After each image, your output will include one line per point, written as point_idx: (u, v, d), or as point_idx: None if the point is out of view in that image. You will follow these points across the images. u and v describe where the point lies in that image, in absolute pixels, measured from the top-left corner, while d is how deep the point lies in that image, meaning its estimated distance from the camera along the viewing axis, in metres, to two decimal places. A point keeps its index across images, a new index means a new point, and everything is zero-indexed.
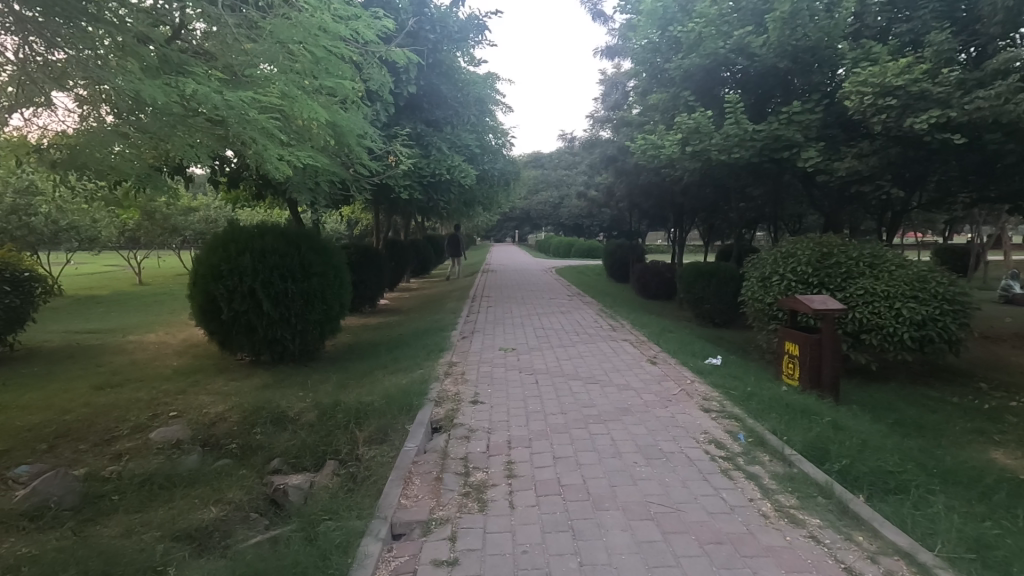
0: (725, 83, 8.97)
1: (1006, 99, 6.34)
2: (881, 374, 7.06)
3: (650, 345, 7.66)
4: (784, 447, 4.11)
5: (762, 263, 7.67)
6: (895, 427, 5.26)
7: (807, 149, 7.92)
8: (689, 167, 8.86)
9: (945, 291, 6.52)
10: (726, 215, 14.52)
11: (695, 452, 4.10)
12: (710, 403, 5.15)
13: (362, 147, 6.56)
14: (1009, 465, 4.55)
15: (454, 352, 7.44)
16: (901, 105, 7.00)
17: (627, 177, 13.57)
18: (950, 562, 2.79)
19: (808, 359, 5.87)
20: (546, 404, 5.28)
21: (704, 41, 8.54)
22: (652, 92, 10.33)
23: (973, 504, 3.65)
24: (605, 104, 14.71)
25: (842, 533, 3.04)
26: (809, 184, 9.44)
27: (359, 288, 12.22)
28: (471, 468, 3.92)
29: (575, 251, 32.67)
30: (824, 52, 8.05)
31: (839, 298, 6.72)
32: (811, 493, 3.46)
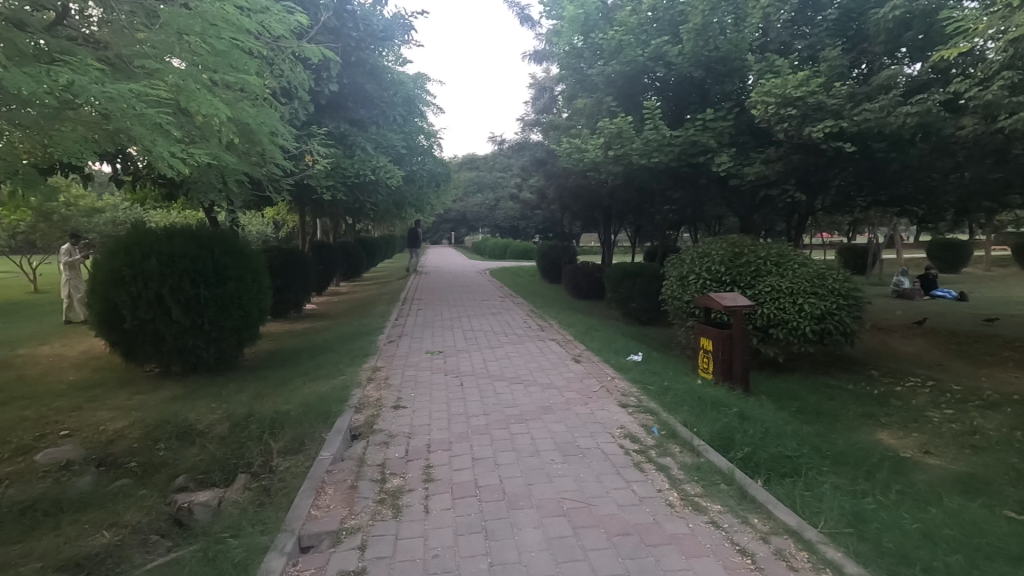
0: (646, 90, 9.29)
1: (887, 111, 6.99)
2: (788, 365, 7.57)
3: (576, 344, 7.83)
4: (693, 438, 4.32)
5: (680, 263, 8.02)
6: (797, 414, 5.65)
7: (719, 155, 8.35)
8: (613, 171, 9.13)
9: (841, 288, 7.07)
10: (651, 217, 15.06)
11: (610, 447, 4.23)
12: (628, 398, 5.33)
13: (276, 145, 6.30)
14: (891, 444, 5.00)
15: (379, 357, 7.27)
16: (800, 115, 7.47)
17: (557, 179, 13.79)
18: (831, 536, 3.02)
19: (720, 354, 6.18)
20: (470, 406, 5.27)
21: (624, 48, 8.81)
22: (577, 97, 10.57)
23: (858, 483, 3.97)
24: (535, 107, 14.89)
25: (740, 517, 3.22)
26: (723, 187, 9.97)
27: (283, 292, 11.74)
28: (388, 474, 3.85)
29: (510, 252, 32.96)
30: (734, 63, 8.51)
31: (749, 295, 7.13)
32: (715, 481, 3.65)
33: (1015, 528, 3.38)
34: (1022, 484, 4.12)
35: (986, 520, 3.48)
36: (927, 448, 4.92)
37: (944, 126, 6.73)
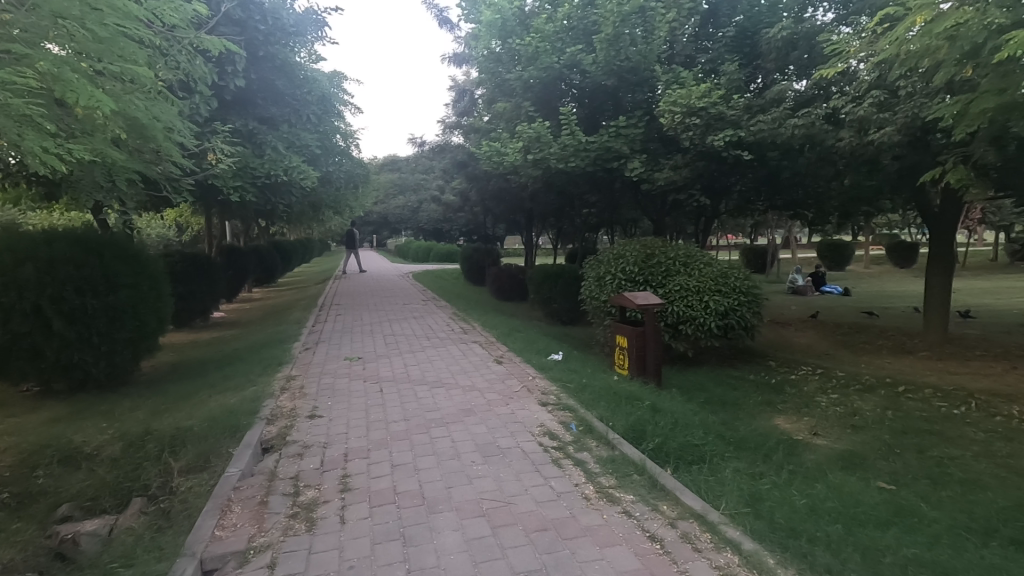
0: (563, 96, 9.55)
1: (778, 123, 7.63)
2: (697, 359, 8.04)
3: (498, 345, 7.90)
4: (608, 432, 4.48)
5: (598, 264, 8.31)
6: (704, 405, 6.02)
7: (632, 160, 8.71)
8: (532, 174, 9.31)
9: (742, 285, 7.61)
10: (571, 219, 15.42)
11: (529, 445, 4.31)
12: (548, 397, 5.44)
13: (172, 141, 5.86)
14: (786, 428, 5.44)
15: (294, 365, 6.97)
16: (703, 124, 7.97)
17: (478, 182, 13.84)
18: (731, 517, 3.25)
19: (635, 350, 6.46)
20: (389, 412, 5.16)
21: (541, 55, 9.03)
22: (497, 101, 10.65)
23: (756, 466, 4.29)
24: (455, 110, 14.85)
25: (650, 505, 3.38)
26: (636, 192, 10.44)
27: (187, 300, 10.94)
28: (302, 487, 3.70)
29: (433, 255, 32.67)
30: (644, 73, 8.88)
31: (660, 294, 7.50)
32: (628, 472, 3.81)
33: (886, 497, 3.79)
34: (892, 457, 4.63)
35: (862, 492, 3.87)
36: (815, 430, 5.40)
37: (826, 138, 7.42)
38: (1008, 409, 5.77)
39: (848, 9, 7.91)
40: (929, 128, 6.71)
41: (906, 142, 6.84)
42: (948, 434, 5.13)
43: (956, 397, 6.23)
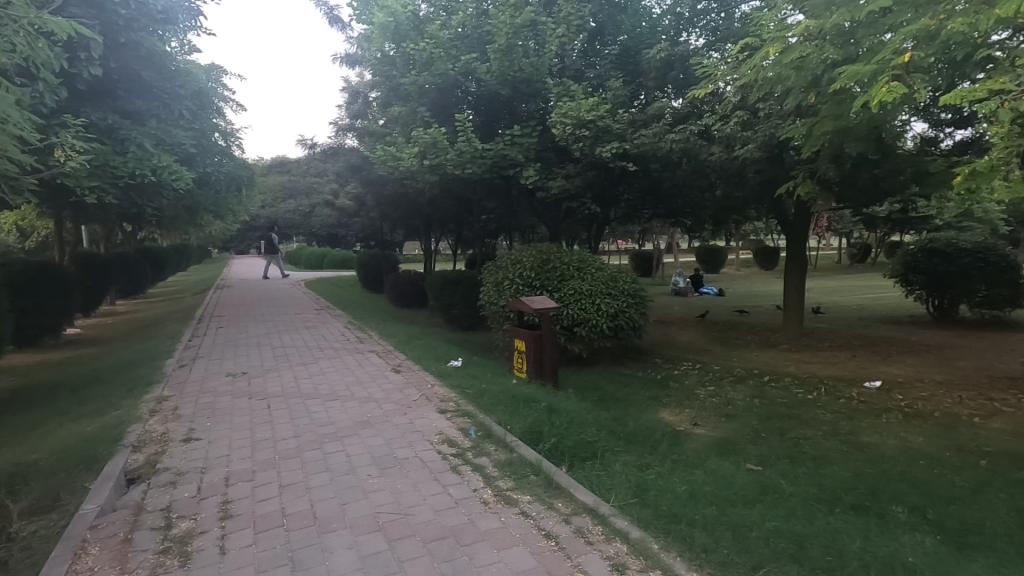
0: (459, 103, 9.61)
1: (658, 137, 8.22)
2: (591, 359, 8.41)
3: (396, 354, 7.74)
4: (506, 436, 4.56)
5: (496, 270, 8.46)
6: (598, 402, 6.31)
7: (527, 169, 8.95)
8: (429, 180, 9.24)
9: (630, 288, 8.06)
10: (471, 226, 15.45)
11: (428, 454, 4.27)
12: (447, 405, 5.42)
13: (7, 134, 5.09)
14: (670, 420, 5.86)
15: (166, 384, 6.31)
16: (591, 136, 8.39)
17: (374, 187, 13.46)
18: (621, 508, 3.44)
19: (532, 353, 6.61)
20: (277, 429, 4.85)
21: (435, 61, 9.00)
22: (392, 105, 10.45)
23: (643, 457, 4.56)
24: (348, 112, 14.36)
25: (546, 503, 3.49)
26: (532, 200, 10.73)
27: (31, 315, 9.53)
28: (175, 518, 3.36)
29: (328, 262, 31.20)
30: (536, 85, 9.14)
31: (556, 298, 7.75)
32: (525, 473, 3.90)
33: (754, 477, 4.21)
34: (759, 441, 5.15)
35: (734, 474, 4.27)
36: (695, 420, 5.87)
37: (700, 152, 8.09)
38: (849, 392, 6.64)
39: (717, 36, 8.68)
40: (783, 147, 7.58)
41: (765, 158, 7.68)
42: (803, 417, 5.81)
43: (810, 383, 7.08)
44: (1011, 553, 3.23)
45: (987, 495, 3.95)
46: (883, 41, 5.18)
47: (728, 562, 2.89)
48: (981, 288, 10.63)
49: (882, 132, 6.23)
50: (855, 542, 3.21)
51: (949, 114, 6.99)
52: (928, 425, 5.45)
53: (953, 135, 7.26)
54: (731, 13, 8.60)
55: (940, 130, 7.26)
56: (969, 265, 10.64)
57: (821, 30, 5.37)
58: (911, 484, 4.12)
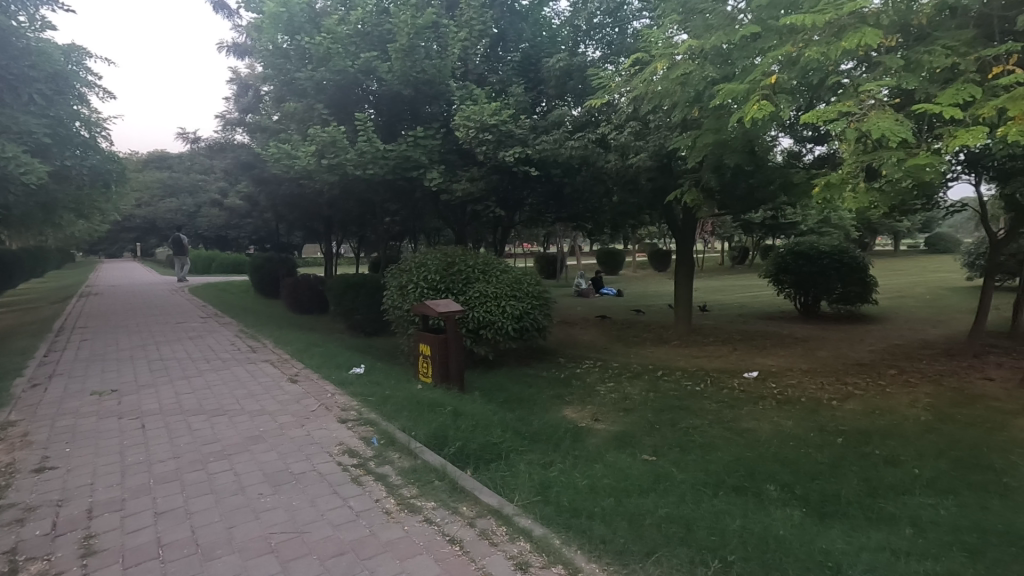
0: (359, 102, 9.32)
1: (559, 144, 8.47)
2: (497, 361, 8.48)
3: (292, 363, 7.32)
4: (410, 442, 4.48)
5: (400, 273, 8.31)
6: (503, 404, 6.37)
7: (430, 171, 8.82)
8: (328, 180, 8.84)
9: (534, 290, 8.23)
10: (374, 228, 15.01)
11: (326, 466, 4.08)
12: (348, 414, 5.21)
13: None
14: (573, 417, 6.05)
15: (13, 408, 5.48)
16: (495, 140, 8.48)
17: (267, 187, 12.65)
18: (525, 507, 3.50)
19: (437, 357, 6.53)
20: (153, 451, 4.39)
21: (332, 57, 8.63)
22: (286, 101, 9.90)
23: (546, 455, 4.66)
24: (237, 105, 13.41)
25: (450, 508, 3.46)
26: (436, 202, 10.63)
27: None
28: (21, 562, 2.92)
29: (216, 266, 28.84)
30: (439, 87, 9.05)
31: (461, 301, 7.72)
32: (430, 479, 3.84)
33: (648, 467, 4.46)
34: (654, 432, 5.47)
35: (631, 465, 4.51)
36: (596, 416, 6.11)
37: (597, 159, 8.46)
38: (731, 382, 7.26)
39: (611, 49, 9.16)
40: (672, 156, 8.13)
41: (656, 166, 8.19)
42: (692, 408, 6.25)
43: (698, 376, 7.66)
44: (860, 518, 3.68)
45: (842, 468, 4.48)
46: (754, 64, 5.73)
47: (625, 550, 3.03)
48: (837, 285, 12.02)
49: (755, 146, 6.88)
50: (735, 521, 3.49)
51: (809, 132, 7.77)
52: (796, 409, 6.08)
53: (814, 150, 8.18)
54: (624, 28, 9.09)
55: (802, 146, 8.15)
56: (827, 266, 12.03)
57: (702, 50, 5.83)
58: (783, 463, 4.57)
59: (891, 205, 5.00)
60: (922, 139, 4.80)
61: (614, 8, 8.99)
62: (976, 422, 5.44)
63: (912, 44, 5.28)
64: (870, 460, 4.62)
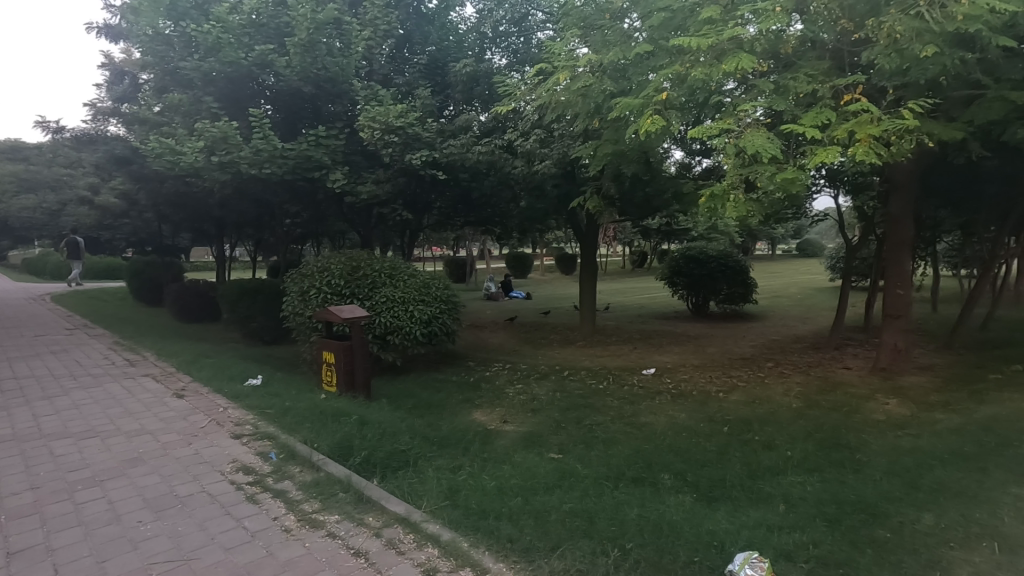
0: (254, 97, 8.79)
1: (466, 148, 8.50)
2: (406, 367, 8.33)
3: (178, 376, 6.73)
4: (312, 454, 4.29)
5: (301, 278, 7.93)
6: (411, 410, 6.27)
7: (334, 172, 8.49)
8: (218, 178, 8.23)
9: (442, 294, 8.17)
10: (272, 230, 14.17)
11: (218, 486, 3.81)
12: (242, 429, 4.89)
13: None
14: (482, 420, 6.09)
15: None
16: (401, 142, 8.33)
17: (147, 184, 11.52)
18: (433, 513, 3.48)
19: (342, 365, 6.30)
20: (6, 483, 3.85)
21: (223, 47, 8.07)
22: (169, 92, 9.10)
23: (455, 459, 4.66)
24: (110, 94, 12.11)
25: (356, 520, 3.37)
26: (340, 204, 10.26)
27: None
28: None
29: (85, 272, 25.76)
30: (342, 85, 8.74)
31: (367, 306, 7.51)
32: (333, 491, 3.70)
33: (555, 464, 4.60)
34: (560, 430, 5.66)
35: (538, 463, 4.63)
36: (505, 418, 6.19)
37: (504, 165, 8.60)
38: (632, 379, 7.68)
39: (517, 57, 9.36)
40: (575, 164, 8.46)
41: (560, 173, 8.48)
42: (596, 405, 6.53)
43: (601, 374, 8.03)
44: (742, 499, 4.04)
45: (727, 454, 4.90)
46: (648, 80, 6.11)
47: (531, 547, 3.11)
48: (723, 287, 13.11)
49: (650, 156, 7.34)
50: (633, 510, 3.70)
51: (698, 146, 8.43)
52: (688, 402, 6.57)
53: (702, 162, 8.86)
54: (529, 38, 9.39)
55: (692, 158, 8.81)
56: (715, 269, 13.09)
57: (601, 64, 6.12)
58: (676, 453, 4.91)
59: (766, 214, 5.53)
60: (790, 155, 5.37)
61: (518, 19, 9.35)
62: (837, 407, 6.16)
63: (782, 70, 5.88)
64: (751, 446, 5.08)
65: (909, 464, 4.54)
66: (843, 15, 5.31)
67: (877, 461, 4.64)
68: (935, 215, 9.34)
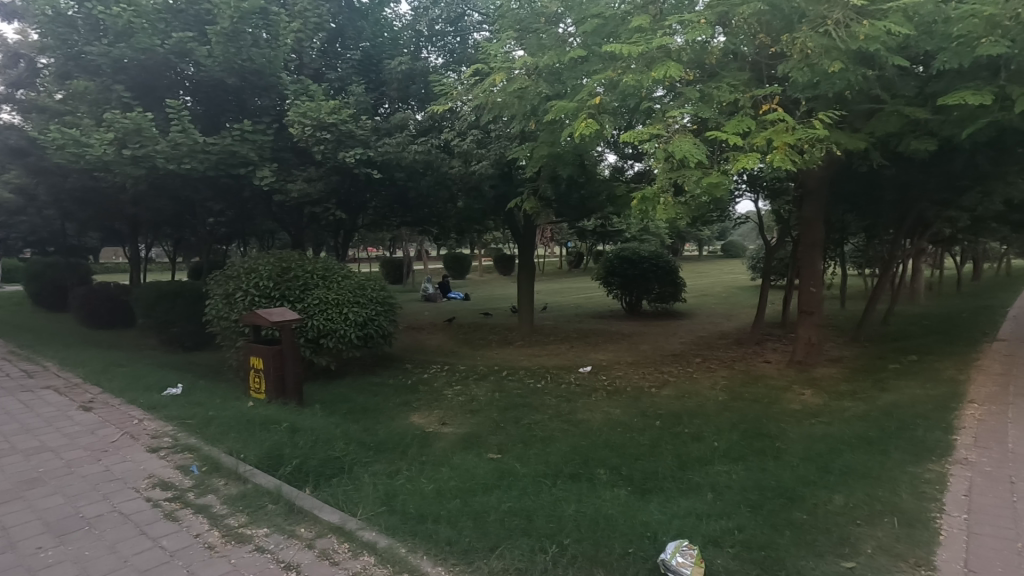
0: (172, 87, 8.24)
1: (403, 147, 8.36)
2: (340, 371, 8.07)
3: (85, 387, 6.19)
4: (238, 465, 4.08)
5: (226, 280, 7.53)
6: (346, 415, 6.08)
7: (261, 169, 8.09)
8: (131, 173, 7.64)
9: (378, 295, 7.98)
10: (192, 229, 13.30)
11: (133, 504, 3.54)
12: (160, 442, 4.57)
13: None
14: (420, 423, 6.00)
15: None
16: (334, 140, 8.06)
17: (47, 178, 10.53)
18: (369, 520, 3.39)
19: (271, 370, 6.01)
20: None
21: (136, 33, 7.51)
22: (73, 79, 8.35)
23: (392, 464, 4.56)
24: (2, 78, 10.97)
25: (286, 532, 3.23)
26: (268, 203, 9.80)
27: None
28: None
29: None
30: (269, 79, 8.35)
31: (298, 309, 7.21)
32: (262, 503, 3.53)
33: (494, 464, 4.61)
34: (499, 430, 5.67)
35: (477, 464, 4.62)
36: (444, 420, 6.12)
37: (441, 165, 8.54)
38: (569, 377, 7.83)
39: (453, 57, 9.34)
40: (512, 165, 8.52)
41: (497, 174, 8.51)
42: (534, 404, 6.60)
43: (539, 373, 8.12)
44: (673, 490, 4.21)
45: (659, 447, 5.08)
46: (582, 84, 6.23)
47: (470, 548, 3.10)
48: (655, 286, 13.61)
49: (585, 159, 7.50)
50: (571, 506, 3.77)
51: (629, 150, 8.72)
52: (623, 398, 6.76)
53: (634, 166, 9.16)
54: (465, 39, 9.41)
55: (624, 162, 9.10)
56: (647, 270, 13.57)
57: (537, 67, 6.20)
58: (612, 448, 5.04)
59: (693, 216, 5.78)
60: (715, 160, 5.63)
61: (454, 18, 9.33)
62: (758, 398, 6.54)
63: (707, 79, 6.16)
64: (681, 438, 5.31)
65: (822, 449, 4.89)
66: (761, 30, 5.65)
67: (794, 448, 4.97)
68: (842, 219, 10.11)
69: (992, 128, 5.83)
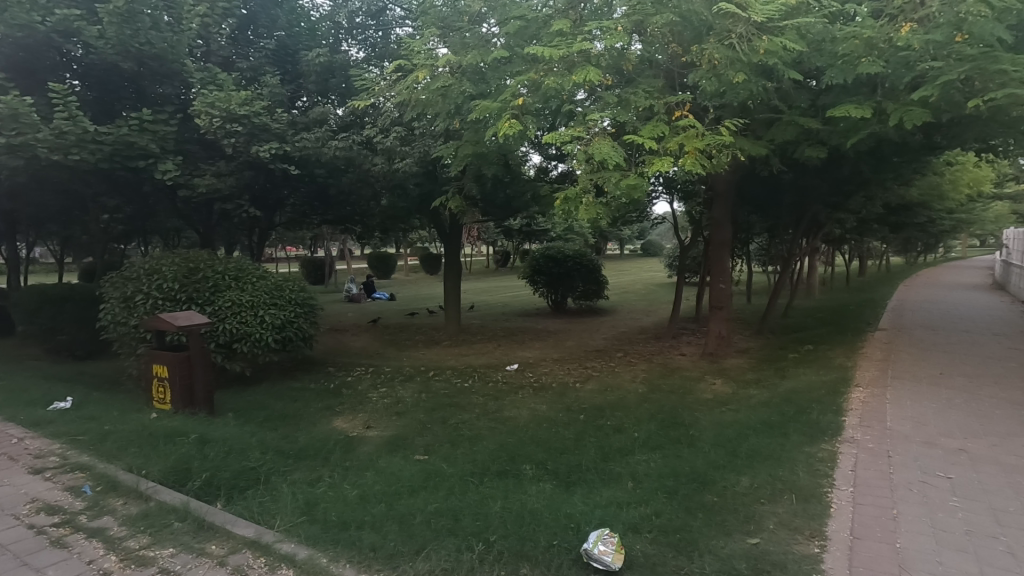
0: (56, 70, 7.45)
1: (321, 142, 8.05)
2: (255, 378, 7.65)
3: None
4: (139, 483, 3.77)
5: (124, 282, 6.91)
6: (263, 423, 5.77)
7: (163, 162, 7.50)
8: (7, 164, 6.83)
9: (297, 296, 7.63)
10: (82, 227, 12.10)
11: (11, 533, 3.18)
12: (45, 462, 4.12)
13: None
14: (344, 428, 5.81)
15: None
16: (246, 133, 7.60)
17: None
18: (286, 532, 3.24)
19: (177, 379, 5.59)
20: None
21: (11, 7, 6.71)
22: None
23: (313, 471, 4.39)
24: None
25: (194, 550, 3.03)
26: (173, 199, 9.11)
27: None
28: None
29: None
30: (172, 65, 7.76)
31: (207, 312, 6.75)
32: (166, 522, 3.29)
33: (420, 466, 4.55)
34: (425, 431, 5.60)
35: (404, 467, 4.54)
36: (368, 423, 5.97)
37: (363, 162, 8.32)
38: (496, 375, 7.88)
39: (375, 51, 9.14)
40: (437, 163, 8.43)
41: (422, 172, 8.39)
42: (461, 404, 6.57)
43: (466, 372, 8.11)
44: (595, 481, 4.35)
45: (583, 441, 5.23)
46: (505, 84, 6.29)
47: (395, 553, 3.05)
48: (579, 284, 13.99)
49: (510, 159, 7.57)
50: (497, 503, 3.80)
51: (553, 151, 8.89)
52: (549, 394, 6.89)
53: (557, 167, 9.35)
54: (387, 33, 9.23)
55: (548, 162, 9.27)
56: (572, 269, 13.85)
57: (461, 66, 6.18)
58: (538, 444, 5.12)
59: (613, 217, 5.99)
60: (633, 163, 5.86)
61: (375, 12, 9.15)
62: (675, 389, 6.89)
63: (624, 85, 6.44)
64: (604, 430, 5.49)
65: (731, 435, 5.23)
66: (674, 40, 5.96)
67: (706, 435, 5.28)
68: (748, 219, 10.86)
69: (872, 139, 6.49)
